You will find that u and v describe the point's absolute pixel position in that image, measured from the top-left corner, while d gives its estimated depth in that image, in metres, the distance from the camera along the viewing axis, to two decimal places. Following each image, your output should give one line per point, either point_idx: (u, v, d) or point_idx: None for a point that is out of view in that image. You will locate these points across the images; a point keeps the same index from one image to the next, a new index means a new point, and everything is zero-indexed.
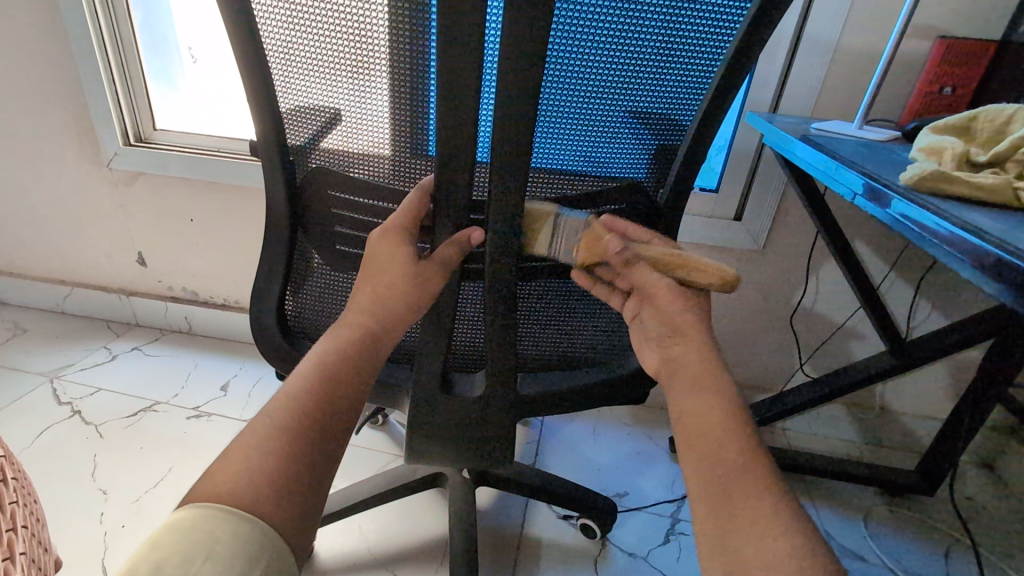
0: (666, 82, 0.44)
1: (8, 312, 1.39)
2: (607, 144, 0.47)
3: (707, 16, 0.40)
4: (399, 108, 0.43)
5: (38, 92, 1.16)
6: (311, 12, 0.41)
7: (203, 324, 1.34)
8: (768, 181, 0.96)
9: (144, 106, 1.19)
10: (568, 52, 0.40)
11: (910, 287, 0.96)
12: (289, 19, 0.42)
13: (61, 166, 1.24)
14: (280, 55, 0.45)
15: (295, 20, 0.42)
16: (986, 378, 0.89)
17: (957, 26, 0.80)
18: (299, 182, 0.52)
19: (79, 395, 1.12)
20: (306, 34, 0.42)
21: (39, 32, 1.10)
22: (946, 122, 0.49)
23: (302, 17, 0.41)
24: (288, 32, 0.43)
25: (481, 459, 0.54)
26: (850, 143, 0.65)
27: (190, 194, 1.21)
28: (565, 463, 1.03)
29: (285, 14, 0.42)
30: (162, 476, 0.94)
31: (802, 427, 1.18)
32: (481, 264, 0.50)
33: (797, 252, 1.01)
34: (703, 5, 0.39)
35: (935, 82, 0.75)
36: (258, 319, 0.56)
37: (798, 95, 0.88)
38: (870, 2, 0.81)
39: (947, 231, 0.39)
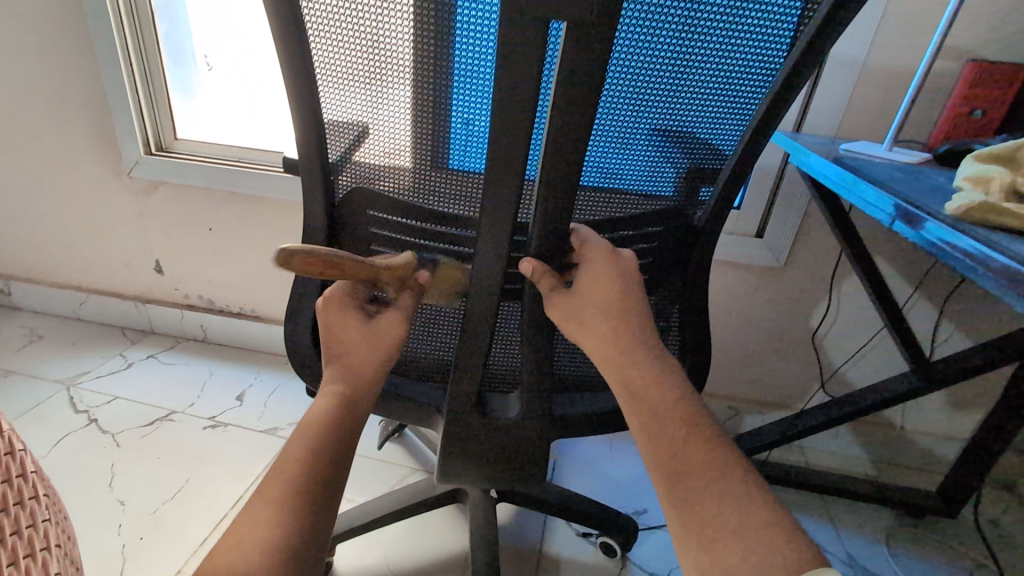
0: (718, 104, 0.43)
1: (24, 318, 1.40)
2: (652, 167, 0.47)
3: (761, 48, 0.40)
4: (450, 130, 0.43)
5: (61, 101, 1.17)
6: (366, 39, 0.40)
7: (219, 332, 1.34)
8: (791, 198, 0.95)
9: (166, 116, 1.20)
10: (626, 69, 0.39)
11: (933, 307, 0.95)
12: (342, 44, 0.41)
13: (81, 175, 1.25)
14: (329, 78, 0.44)
15: (350, 44, 0.41)
16: (1010, 400, 0.88)
17: (983, 48, 0.80)
18: (339, 199, 0.52)
19: (95, 402, 1.12)
20: (356, 55, 0.42)
21: (65, 41, 1.11)
22: (991, 150, 0.49)
23: (356, 43, 0.41)
24: (340, 57, 0.42)
25: (514, 481, 0.54)
26: (884, 166, 0.65)
27: (209, 203, 1.21)
28: (582, 480, 1.02)
29: (339, 39, 0.41)
30: (180, 487, 0.94)
31: (819, 445, 1.17)
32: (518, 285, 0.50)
33: (819, 271, 1.00)
34: (759, 37, 0.39)
35: (964, 105, 0.74)
36: (293, 338, 0.57)
37: (823, 114, 0.88)
38: (900, 22, 0.81)
39: (1001, 263, 0.38)
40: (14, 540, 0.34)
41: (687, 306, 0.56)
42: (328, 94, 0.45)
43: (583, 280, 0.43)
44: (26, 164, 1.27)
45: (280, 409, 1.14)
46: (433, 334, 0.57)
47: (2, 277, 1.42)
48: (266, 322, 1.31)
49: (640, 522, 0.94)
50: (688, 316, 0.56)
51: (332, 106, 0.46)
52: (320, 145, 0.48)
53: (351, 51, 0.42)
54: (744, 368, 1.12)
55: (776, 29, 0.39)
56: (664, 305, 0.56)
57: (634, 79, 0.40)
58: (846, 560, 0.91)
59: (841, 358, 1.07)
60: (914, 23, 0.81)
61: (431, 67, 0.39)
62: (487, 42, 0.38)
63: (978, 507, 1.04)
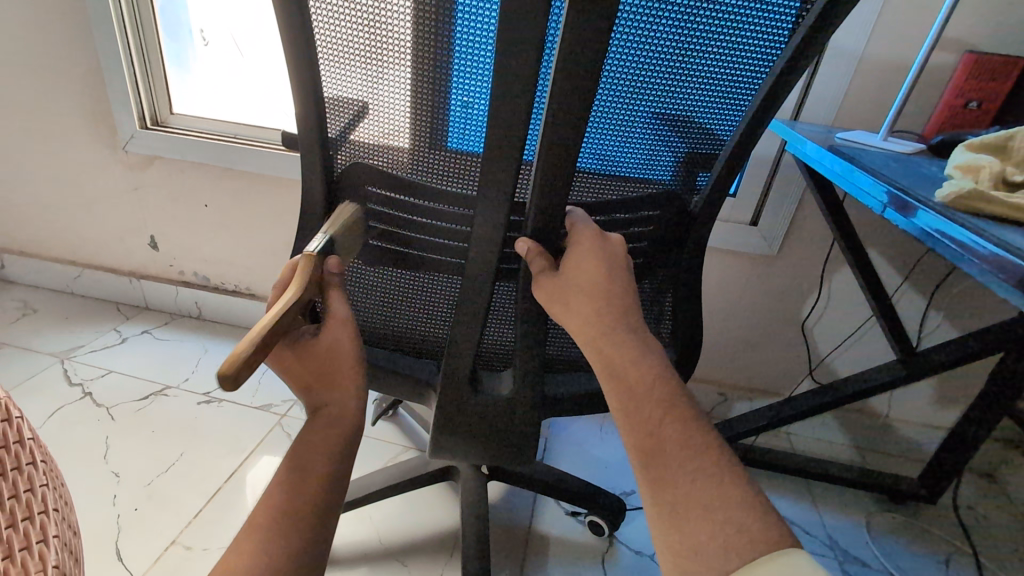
0: (718, 87, 0.44)
1: (17, 291, 1.39)
2: (648, 151, 0.47)
3: (760, 35, 0.41)
4: (449, 108, 0.43)
5: (55, 72, 1.16)
6: (367, 15, 0.40)
7: (214, 310, 1.34)
8: (788, 187, 0.96)
9: (162, 90, 1.19)
10: (626, 50, 0.39)
11: (923, 298, 0.97)
12: (343, 19, 0.41)
13: (76, 148, 1.24)
14: (329, 54, 0.44)
15: (351, 20, 0.41)
16: (992, 391, 0.90)
17: (982, 41, 0.80)
18: (337, 176, 0.52)
19: (90, 376, 1.12)
20: (356, 30, 0.42)
21: (58, 10, 1.09)
22: (982, 140, 0.50)
23: (358, 19, 0.41)
24: (341, 32, 0.42)
25: (505, 456, 0.55)
26: (879, 155, 0.65)
27: (205, 179, 1.21)
28: (572, 461, 1.04)
29: (340, 14, 0.41)
30: (174, 461, 0.95)
31: (805, 431, 1.19)
32: (513, 265, 0.51)
33: (812, 260, 1.01)
34: (759, 23, 0.40)
35: (960, 97, 0.75)
36: None
37: (821, 102, 0.88)
38: (900, 14, 0.81)
39: (986, 250, 0.39)
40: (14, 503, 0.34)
41: (680, 287, 0.57)
42: (328, 69, 0.45)
43: (569, 257, 0.43)
44: (19, 135, 1.25)
45: (275, 387, 1.15)
46: (430, 312, 0.57)
47: None
48: (261, 300, 1.32)
49: (628, 503, 0.96)
50: (681, 299, 0.57)
51: (331, 81, 0.46)
52: (319, 121, 0.48)
53: (351, 25, 0.41)
54: (735, 355, 1.14)
55: (778, 11, 0.39)
56: (659, 287, 0.57)
57: (636, 59, 0.40)
58: (827, 542, 0.94)
59: (831, 346, 1.08)
60: (916, 13, 0.81)
61: (431, 43, 0.39)
62: (487, 19, 0.38)
63: (958, 494, 1.07)
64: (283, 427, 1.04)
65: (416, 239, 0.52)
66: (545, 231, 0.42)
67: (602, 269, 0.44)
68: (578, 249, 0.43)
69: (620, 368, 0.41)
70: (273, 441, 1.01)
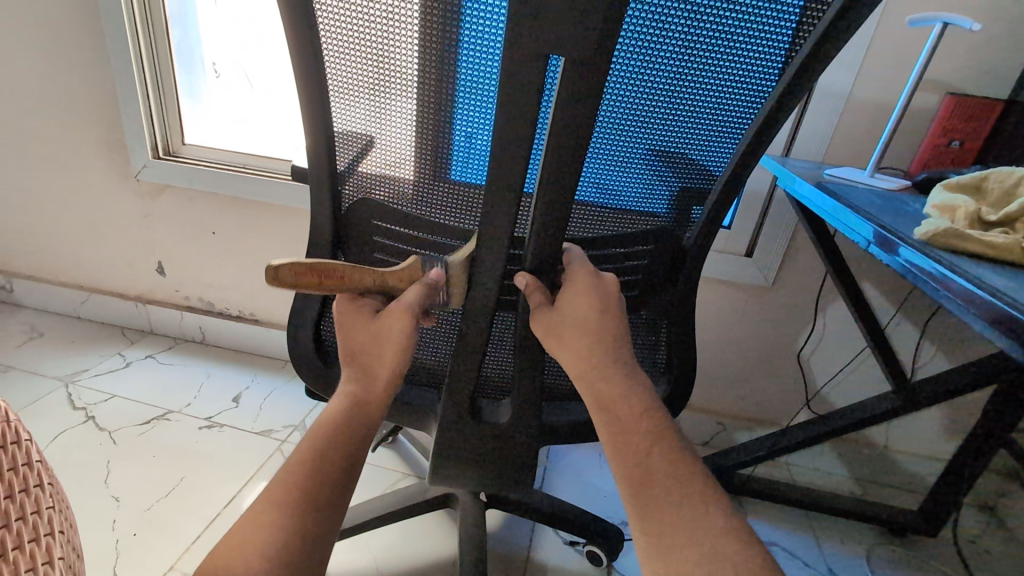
0: (707, 126, 0.46)
1: (25, 315, 1.42)
2: (642, 185, 0.50)
3: (746, 80, 0.43)
4: (452, 146, 0.46)
5: (73, 104, 1.20)
6: (377, 57, 0.43)
7: (218, 335, 1.36)
8: (781, 220, 0.98)
9: (175, 121, 1.23)
10: (619, 94, 0.42)
11: (916, 329, 0.98)
12: (354, 60, 0.44)
13: (90, 176, 1.27)
14: (341, 91, 0.47)
15: (362, 61, 0.44)
16: (989, 422, 0.90)
17: (965, 83, 0.83)
18: (344, 208, 0.54)
19: (94, 400, 1.13)
20: (367, 70, 0.44)
21: (79, 44, 1.14)
22: (959, 181, 0.52)
23: (368, 60, 0.43)
24: (352, 71, 0.45)
25: (504, 482, 0.56)
26: (864, 192, 0.68)
27: (214, 208, 1.24)
28: (571, 490, 1.04)
29: (352, 55, 0.44)
30: (174, 486, 0.95)
31: (805, 462, 1.19)
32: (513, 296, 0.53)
33: (806, 291, 1.03)
34: (744, 70, 0.42)
35: (943, 137, 0.78)
36: (296, 341, 0.59)
37: (811, 139, 0.91)
38: (886, 57, 0.85)
39: (962, 287, 0.41)
40: (23, 525, 0.35)
41: (674, 318, 0.58)
42: (339, 106, 0.48)
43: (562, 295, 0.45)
44: (34, 163, 1.29)
45: (276, 412, 1.16)
46: (431, 340, 0.59)
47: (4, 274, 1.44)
48: (265, 326, 1.33)
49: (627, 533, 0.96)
50: (676, 330, 0.59)
51: (342, 116, 0.49)
52: (329, 153, 0.51)
53: (364, 66, 0.44)
54: (733, 385, 1.15)
55: (761, 60, 0.42)
56: (652, 318, 0.59)
57: (631, 100, 0.42)
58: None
59: (828, 376, 1.09)
60: (899, 56, 0.84)
61: (438, 84, 0.42)
62: (491, 68, 0.40)
63: (959, 528, 1.06)
64: (284, 452, 1.05)
65: None
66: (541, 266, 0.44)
67: (594, 307, 0.45)
68: (572, 291, 0.45)
69: (613, 399, 0.42)
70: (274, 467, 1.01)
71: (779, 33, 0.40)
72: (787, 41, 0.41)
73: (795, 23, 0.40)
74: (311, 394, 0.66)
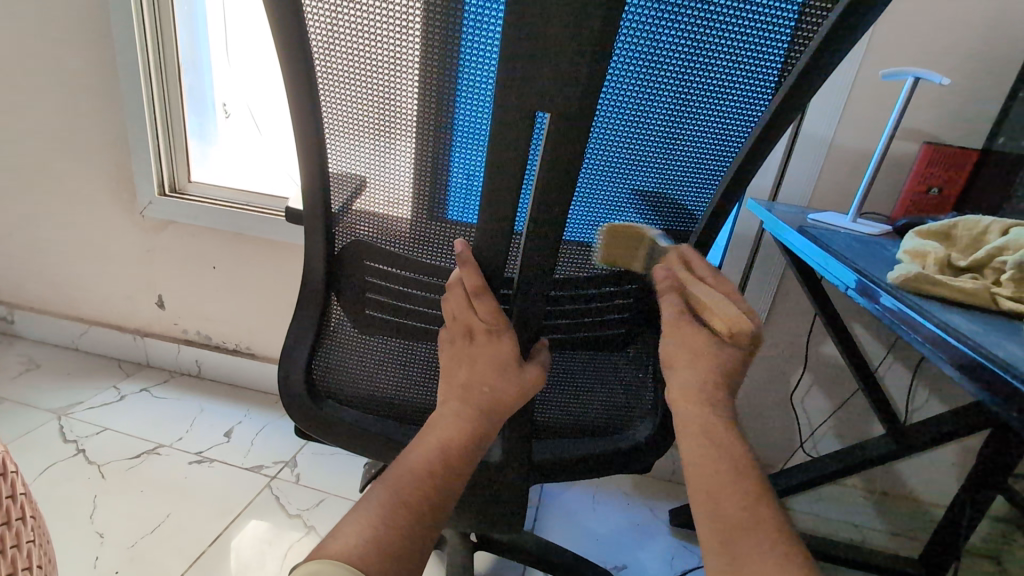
0: (692, 172, 0.47)
1: (24, 346, 1.43)
2: (629, 226, 0.50)
3: (728, 131, 0.44)
4: (445, 186, 0.47)
5: (85, 143, 1.24)
6: (375, 97, 0.44)
7: (213, 369, 1.36)
8: (769, 262, 1.00)
9: (182, 160, 1.26)
10: (603, 143, 0.43)
11: (907, 372, 0.98)
12: (352, 98, 0.45)
13: (97, 212, 1.31)
14: (339, 131, 0.48)
15: (359, 100, 0.45)
16: (985, 469, 0.89)
17: (942, 133, 0.86)
18: (338, 249, 0.55)
19: (85, 433, 1.13)
20: (365, 111, 0.45)
21: (95, 86, 1.19)
22: (929, 228, 0.54)
23: (367, 100, 0.45)
24: (351, 111, 0.46)
25: (489, 513, 0.57)
26: (845, 237, 0.69)
27: (216, 243, 1.27)
28: (563, 532, 1.03)
29: (350, 95, 0.45)
30: (160, 522, 0.94)
31: (802, 506, 1.17)
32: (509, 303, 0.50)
33: (797, 333, 1.04)
34: (729, 119, 0.43)
35: (922, 183, 0.80)
36: (286, 378, 0.60)
37: (797, 183, 0.94)
38: (865, 107, 0.88)
39: (929, 330, 0.42)
40: None
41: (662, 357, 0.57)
42: (336, 146, 0.49)
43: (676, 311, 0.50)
44: (42, 198, 1.33)
45: (267, 448, 1.15)
46: (426, 386, 0.59)
47: (6, 306, 1.46)
48: (261, 360, 1.34)
49: None
50: None
51: (338, 156, 0.50)
52: (324, 194, 0.51)
53: (362, 108, 0.45)
54: None
55: (742, 114, 0.43)
56: (637, 360, 0.57)
57: (619, 143, 0.43)
58: None
59: (822, 417, 1.09)
60: (878, 107, 0.88)
61: (433, 126, 0.43)
62: (483, 119, 0.42)
63: None
64: (272, 490, 1.04)
65: (409, 306, 0.55)
66: (523, 323, 0.47)
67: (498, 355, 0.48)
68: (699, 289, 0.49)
69: None
70: (261, 505, 1.00)
71: (759, 84, 0.41)
72: (763, 98, 0.42)
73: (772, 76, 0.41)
74: (301, 431, 0.66)
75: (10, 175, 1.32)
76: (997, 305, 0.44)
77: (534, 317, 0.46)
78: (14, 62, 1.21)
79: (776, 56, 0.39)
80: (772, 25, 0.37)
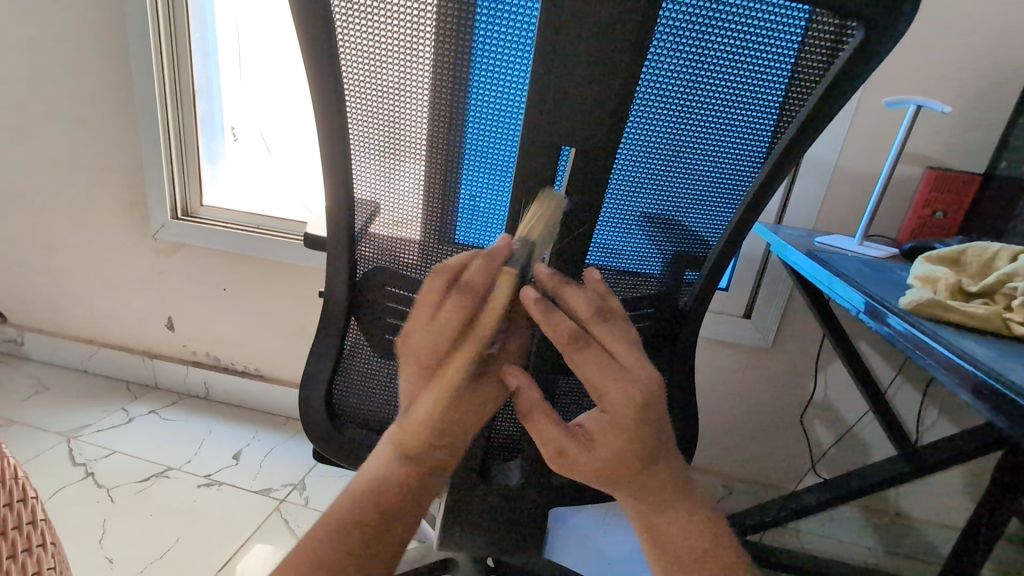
0: (710, 198, 0.48)
1: (33, 368, 1.44)
2: (649, 255, 0.50)
3: (746, 157, 0.46)
4: (467, 215, 0.47)
5: (100, 167, 1.27)
6: (403, 125, 0.45)
7: (221, 390, 1.37)
8: (777, 282, 1.01)
9: (194, 184, 1.29)
10: (627, 176, 0.43)
11: (917, 393, 0.98)
12: (380, 126, 0.46)
13: (110, 235, 1.33)
14: (365, 156, 0.49)
15: (386, 127, 0.46)
16: (998, 491, 0.88)
17: (946, 157, 0.88)
18: (359, 275, 0.56)
19: (94, 456, 1.13)
20: (393, 138, 0.46)
21: (110, 111, 1.21)
22: (938, 253, 0.55)
23: (394, 127, 0.45)
24: (378, 137, 0.47)
25: (508, 537, 0.57)
26: (854, 261, 0.70)
27: (227, 266, 1.28)
28: (574, 556, 1.02)
29: (378, 123, 0.46)
30: (169, 547, 0.94)
31: (813, 529, 1.16)
32: None
33: (806, 353, 1.04)
34: (748, 146, 0.45)
35: (927, 207, 0.82)
36: (307, 403, 0.61)
37: (803, 206, 0.95)
38: (869, 132, 0.90)
39: (944, 355, 0.43)
40: None
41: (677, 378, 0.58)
42: (362, 170, 0.50)
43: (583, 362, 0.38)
44: (55, 222, 1.35)
45: (275, 471, 1.15)
46: None
47: (17, 328, 1.47)
48: (269, 381, 1.34)
49: None
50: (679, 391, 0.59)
51: (361, 180, 0.50)
52: (348, 215, 0.52)
53: (388, 134, 0.46)
54: (738, 447, 1.14)
55: (761, 140, 0.45)
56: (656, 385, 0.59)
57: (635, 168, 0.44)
58: None
59: (832, 438, 1.08)
60: (882, 132, 0.90)
61: (460, 154, 0.44)
62: (508, 153, 0.42)
63: None
64: (281, 513, 1.03)
65: None
66: None
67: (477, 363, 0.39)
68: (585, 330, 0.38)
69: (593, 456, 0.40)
70: (270, 529, 1.00)
71: (776, 110, 0.42)
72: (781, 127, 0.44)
73: (792, 106, 0.42)
74: (318, 456, 0.66)
75: (25, 199, 1.34)
76: (1009, 330, 0.45)
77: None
78: (33, 89, 1.24)
79: (796, 81, 0.40)
80: (791, 53, 0.38)
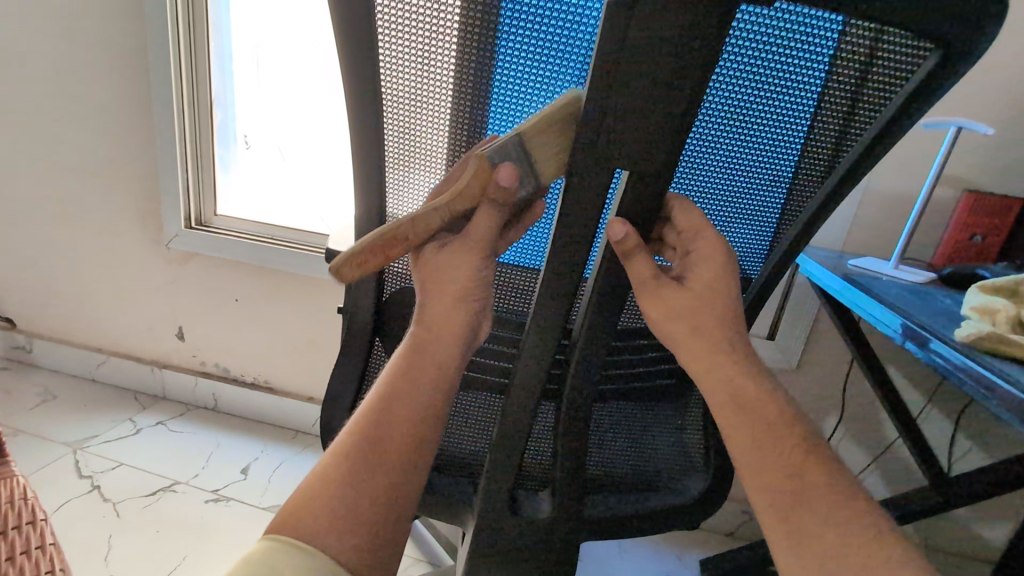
0: (762, 212, 0.49)
1: (42, 376, 1.42)
2: None
3: (801, 175, 0.46)
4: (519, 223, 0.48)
5: (115, 175, 1.26)
6: (451, 142, 0.44)
7: (230, 402, 1.35)
8: (803, 304, 0.98)
9: (209, 193, 1.27)
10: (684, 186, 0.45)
11: (948, 421, 0.95)
12: (422, 146, 0.44)
13: (122, 243, 1.31)
14: (402, 175, 0.47)
15: (429, 147, 0.44)
16: None
17: (981, 180, 0.86)
18: (387, 295, 0.55)
19: (101, 469, 1.10)
20: (439, 156, 0.45)
21: (127, 119, 1.21)
22: (992, 283, 0.53)
23: (439, 146, 0.44)
24: (420, 158, 0.45)
25: None
26: (895, 287, 0.68)
27: (240, 277, 1.27)
28: None
29: (420, 144, 0.44)
30: (175, 565, 0.91)
31: None
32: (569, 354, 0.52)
33: (832, 377, 1.02)
34: (803, 164, 0.45)
35: (964, 231, 0.80)
36: (327, 425, 0.59)
37: (833, 226, 0.93)
38: (902, 153, 0.88)
39: (1007, 390, 0.41)
40: None
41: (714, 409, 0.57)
42: (399, 190, 0.48)
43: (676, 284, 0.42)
44: (68, 229, 1.34)
45: (285, 487, 1.13)
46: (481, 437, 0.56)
47: (26, 334, 1.46)
48: (279, 394, 1.32)
49: None
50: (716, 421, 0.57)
51: (397, 200, 0.48)
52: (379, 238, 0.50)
53: (432, 153, 0.45)
54: None
55: (817, 161, 0.45)
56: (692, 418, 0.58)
57: (695, 182, 0.45)
58: None
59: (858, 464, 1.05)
60: (915, 153, 0.88)
61: None
62: None
63: None
64: None
65: None
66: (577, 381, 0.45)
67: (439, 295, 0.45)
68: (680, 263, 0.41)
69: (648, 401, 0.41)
70: None
71: (835, 131, 0.42)
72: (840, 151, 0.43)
73: (851, 130, 0.42)
74: None
75: (38, 205, 1.33)
76: None
77: (585, 379, 0.44)
78: (50, 96, 1.24)
79: (857, 105, 0.40)
80: (854, 76, 0.38)
